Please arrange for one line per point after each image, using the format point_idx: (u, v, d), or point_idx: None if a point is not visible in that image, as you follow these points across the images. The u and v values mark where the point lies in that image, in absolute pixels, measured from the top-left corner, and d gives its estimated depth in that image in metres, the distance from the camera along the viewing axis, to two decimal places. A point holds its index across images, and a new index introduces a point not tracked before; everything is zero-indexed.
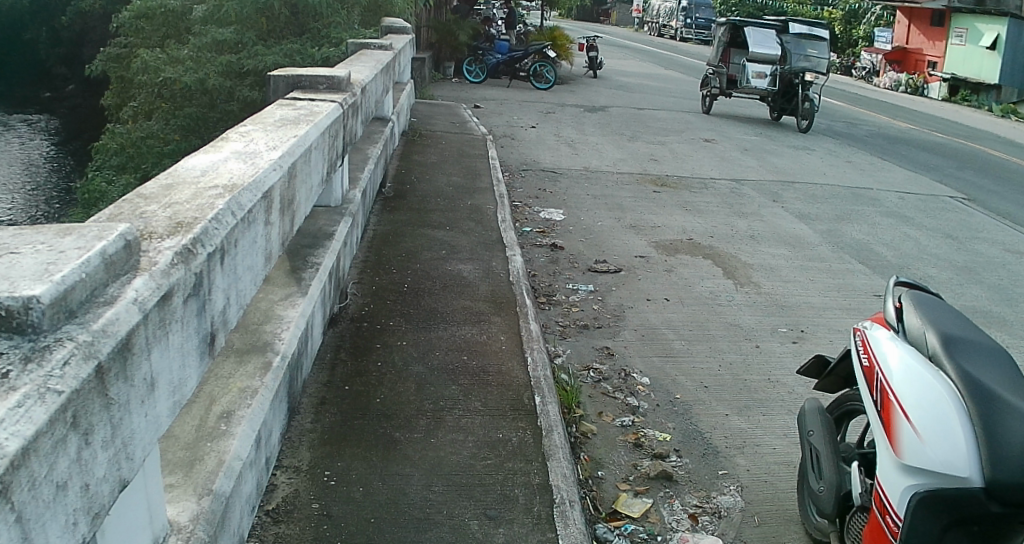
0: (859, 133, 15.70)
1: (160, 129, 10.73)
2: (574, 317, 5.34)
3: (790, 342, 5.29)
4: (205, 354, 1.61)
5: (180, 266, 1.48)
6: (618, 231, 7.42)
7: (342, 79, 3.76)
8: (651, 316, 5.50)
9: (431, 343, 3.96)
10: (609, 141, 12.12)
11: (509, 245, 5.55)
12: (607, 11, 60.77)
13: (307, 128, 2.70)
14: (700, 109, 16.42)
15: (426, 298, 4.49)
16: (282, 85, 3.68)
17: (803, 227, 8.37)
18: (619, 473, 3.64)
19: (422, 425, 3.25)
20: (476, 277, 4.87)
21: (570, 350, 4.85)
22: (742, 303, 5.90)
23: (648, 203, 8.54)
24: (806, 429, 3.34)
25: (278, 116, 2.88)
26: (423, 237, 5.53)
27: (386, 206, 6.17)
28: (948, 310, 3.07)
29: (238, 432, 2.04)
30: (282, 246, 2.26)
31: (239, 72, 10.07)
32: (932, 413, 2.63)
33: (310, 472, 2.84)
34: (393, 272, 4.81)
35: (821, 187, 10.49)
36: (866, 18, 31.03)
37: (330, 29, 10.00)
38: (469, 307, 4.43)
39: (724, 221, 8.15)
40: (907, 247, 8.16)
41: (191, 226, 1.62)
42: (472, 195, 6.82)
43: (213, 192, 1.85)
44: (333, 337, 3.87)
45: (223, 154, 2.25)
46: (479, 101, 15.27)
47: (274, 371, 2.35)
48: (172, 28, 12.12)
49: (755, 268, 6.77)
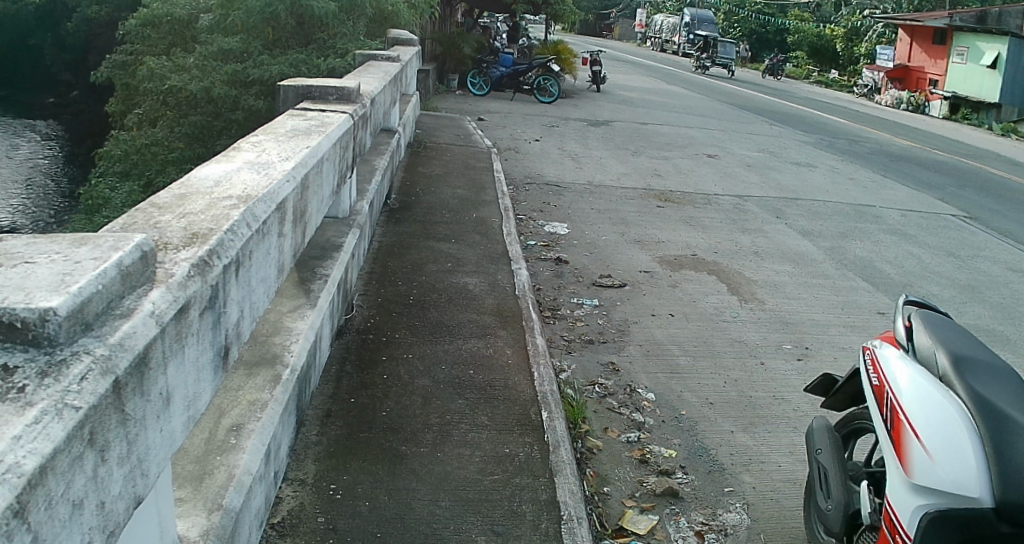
0: (862, 151, 15.76)
1: (165, 136, 10.83)
2: (579, 331, 5.32)
3: (795, 359, 5.29)
4: (218, 368, 1.60)
5: (196, 279, 1.46)
6: (623, 246, 7.40)
7: (353, 90, 3.73)
8: (656, 332, 5.47)
9: (437, 357, 3.94)
10: (613, 156, 12.16)
11: (515, 258, 5.54)
12: (609, 27, 61.26)
13: (318, 140, 2.69)
14: (702, 125, 16.51)
15: (431, 311, 4.48)
16: (292, 95, 3.71)
17: (806, 244, 8.39)
18: (625, 489, 3.61)
19: (428, 439, 3.24)
20: (482, 291, 4.86)
21: (575, 365, 4.81)
22: (747, 320, 5.89)
23: (652, 219, 8.53)
24: (814, 448, 3.32)
25: (290, 127, 2.88)
26: (429, 249, 5.52)
27: (391, 218, 6.18)
28: (958, 330, 3.06)
29: (247, 446, 2.03)
30: (295, 258, 2.25)
31: (244, 82, 10.11)
32: (943, 434, 2.62)
33: (315, 485, 2.83)
34: (398, 284, 4.80)
35: (824, 204, 10.52)
36: (868, 36, 31.45)
37: (336, 40, 10.05)
38: (475, 321, 4.41)
39: (728, 237, 8.15)
40: (910, 265, 8.18)
41: (206, 237, 1.60)
42: (477, 208, 6.82)
43: (227, 203, 1.84)
44: (339, 350, 3.86)
45: (237, 164, 2.25)
46: (483, 114, 15.32)
47: (284, 384, 2.33)
48: (179, 36, 12.20)
49: (759, 284, 6.76)
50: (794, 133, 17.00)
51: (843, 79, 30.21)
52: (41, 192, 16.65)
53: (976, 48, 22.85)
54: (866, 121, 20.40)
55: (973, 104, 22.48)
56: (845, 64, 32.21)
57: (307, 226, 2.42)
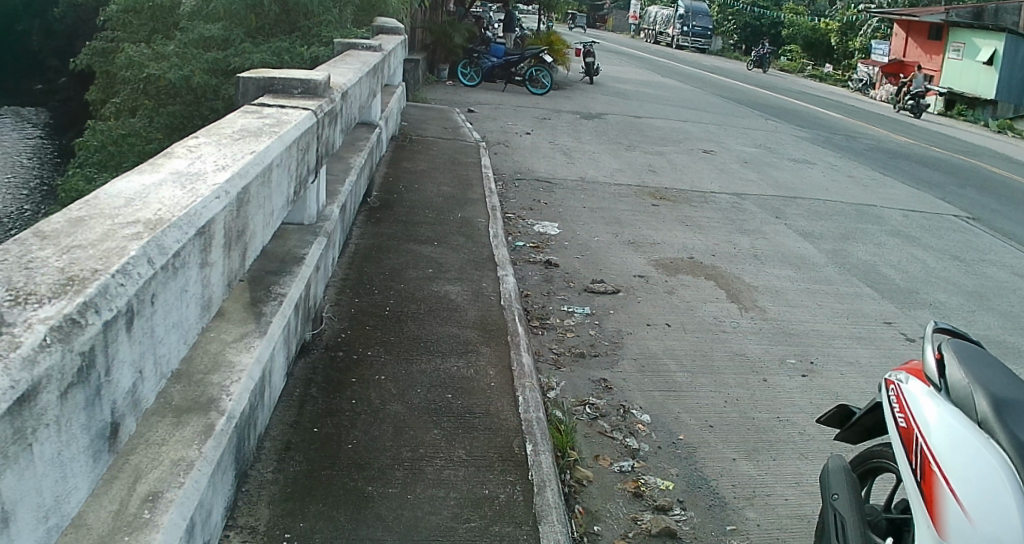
0: (859, 147, 15.51)
1: (143, 127, 10.45)
2: (569, 343, 4.94)
3: (799, 376, 5.04)
4: (98, 453, 1.22)
5: (57, 346, 1.07)
6: (616, 247, 7.03)
7: (319, 83, 3.32)
8: (651, 343, 5.10)
9: (412, 378, 3.58)
10: (607, 150, 11.82)
11: (501, 264, 5.18)
12: (601, 18, 60.84)
13: (269, 141, 2.27)
14: (698, 119, 16.18)
15: (409, 324, 4.12)
16: (253, 88, 3.26)
17: (807, 246, 8.07)
18: (617, 528, 3.27)
19: (399, 477, 2.89)
20: (464, 301, 4.48)
21: (564, 382, 4.46)
22: (748, 331, 5.56)
23: (646, 217, 8.18)
24: (829, 491, 2.97)
25: (239, 126, 2.45)
26: (409, 254, 5.14)
27: (370, 218, 5.81)
28: (996, 363, 2.71)
29: (163, 522, 1.66)
30: (229, 291, 1.81)
31: (226, 70, 9.84)
32: (982, 488, 2.30)
33: (267, 535, 2.47)
34: (374, 293, 4.43)
35: (824, 203, 10.24)
36: (863, 30, 31.31)
37: (320, 28, 9.86)
38: (456, 336, 4.04)
39: (726, 238, 7.82)
40: (915, 270, 7.90)
41: (85, 282, 1.20)
42: (463, 206, 6.45)
43: (129, 230, 1.44)
44: (304, 369, 3.51)
45: (160, 173, 1.84)
46: (473, 105, 14.94)
47: (217, 436, 1.95)
48: (160, 23, 11.83)
49: (760, 290, 6.44)
50: (790, 128, 16.73)
51: (837, 74, 30.07)
52: (25, 181, 16.22)
53: (971, 44, 22.83)
54: (861, 116, 20.13)
55: (968, 102, 22.38)
56: (839, 58, 31.94)
57: (249, 250, 2.00)
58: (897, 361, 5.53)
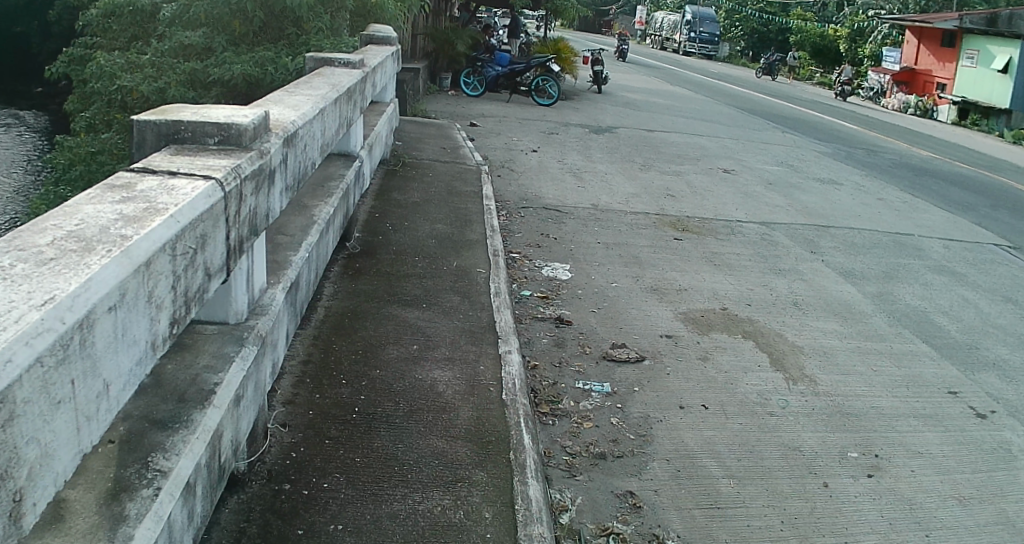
0: (883, 163, 14.56)
1: (115, 144, 9.52)
2: (585, 439, 3.99)
3: (865, 476, 4.07)
4: None
5: None
6: (637, 295, 6.10)
7: (245, 129, 2.39)
8: (687, 436, 4.15)
9: (379, 527, 2.65)
10: (619, 170, 10.90)
11: (504, 333, 4.25)
12: (608, 24, 60.30)
13: (100, 266, 1.35)
14: (713, 133, 15.26)
15: (381, 435, 3.18)
16: (151, 134, 2.35)
17: (848, 289, 7.13)
18: None
19: None
20: (456, 395, 3.55)
21: (582, 498, 3.52)
22: (800, 413, 4.60)
23: (667, 255, 7.24)
24: None
25: (71, 228, 1.53)
26: (392, 321, 4.22)
27: (347, 269, 4.89)
28: None
29: None
30: None
31: (205, 82, 8.89)
32: None
33: None
34: (341, 385, 3.50)
35: (858, 232, 9.30)
36: (872, 36, 30.13)
37: (310, 35, 8.97)
38: (441, 454, 3.10)
39: (760, 280, 6.88)
40: (970, 319, 6.93)
41: None
42: (459, 250, 5.53)
43: None
44: (234, 516, 2.57)
45: None
46: (477, 118, 14.04)
47: None
48: (140, 29, 10.92)
49: (807, 352, 5.50)
50: (809, 141, 15.82)
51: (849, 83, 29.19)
52: (13, 187, 15.32)
53: (986, 52, 21.90)
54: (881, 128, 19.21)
55: (982, 110, 21.43)
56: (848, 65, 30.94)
57: (20, 501, 1.13)
58: (972, 448, 4.55)
